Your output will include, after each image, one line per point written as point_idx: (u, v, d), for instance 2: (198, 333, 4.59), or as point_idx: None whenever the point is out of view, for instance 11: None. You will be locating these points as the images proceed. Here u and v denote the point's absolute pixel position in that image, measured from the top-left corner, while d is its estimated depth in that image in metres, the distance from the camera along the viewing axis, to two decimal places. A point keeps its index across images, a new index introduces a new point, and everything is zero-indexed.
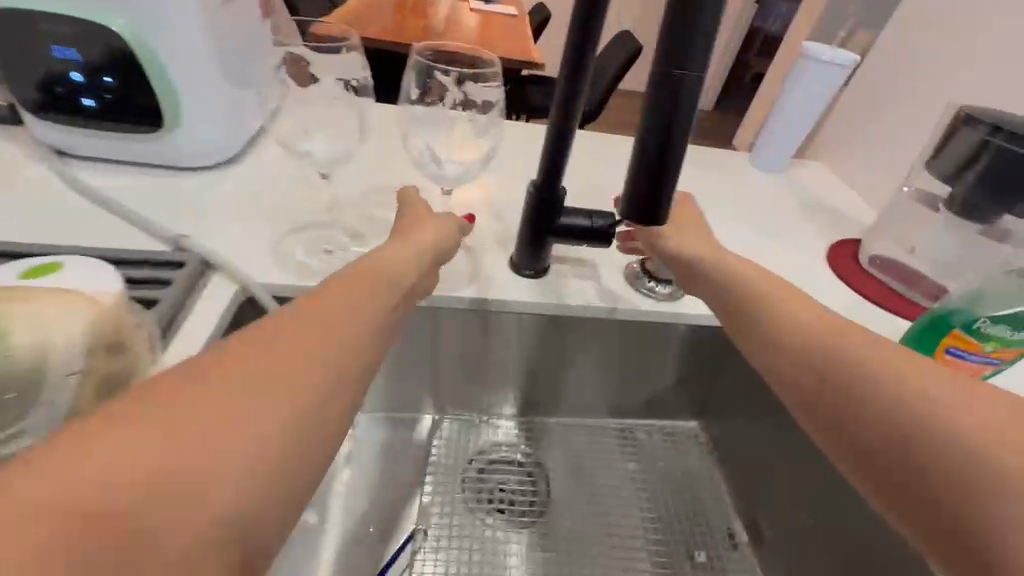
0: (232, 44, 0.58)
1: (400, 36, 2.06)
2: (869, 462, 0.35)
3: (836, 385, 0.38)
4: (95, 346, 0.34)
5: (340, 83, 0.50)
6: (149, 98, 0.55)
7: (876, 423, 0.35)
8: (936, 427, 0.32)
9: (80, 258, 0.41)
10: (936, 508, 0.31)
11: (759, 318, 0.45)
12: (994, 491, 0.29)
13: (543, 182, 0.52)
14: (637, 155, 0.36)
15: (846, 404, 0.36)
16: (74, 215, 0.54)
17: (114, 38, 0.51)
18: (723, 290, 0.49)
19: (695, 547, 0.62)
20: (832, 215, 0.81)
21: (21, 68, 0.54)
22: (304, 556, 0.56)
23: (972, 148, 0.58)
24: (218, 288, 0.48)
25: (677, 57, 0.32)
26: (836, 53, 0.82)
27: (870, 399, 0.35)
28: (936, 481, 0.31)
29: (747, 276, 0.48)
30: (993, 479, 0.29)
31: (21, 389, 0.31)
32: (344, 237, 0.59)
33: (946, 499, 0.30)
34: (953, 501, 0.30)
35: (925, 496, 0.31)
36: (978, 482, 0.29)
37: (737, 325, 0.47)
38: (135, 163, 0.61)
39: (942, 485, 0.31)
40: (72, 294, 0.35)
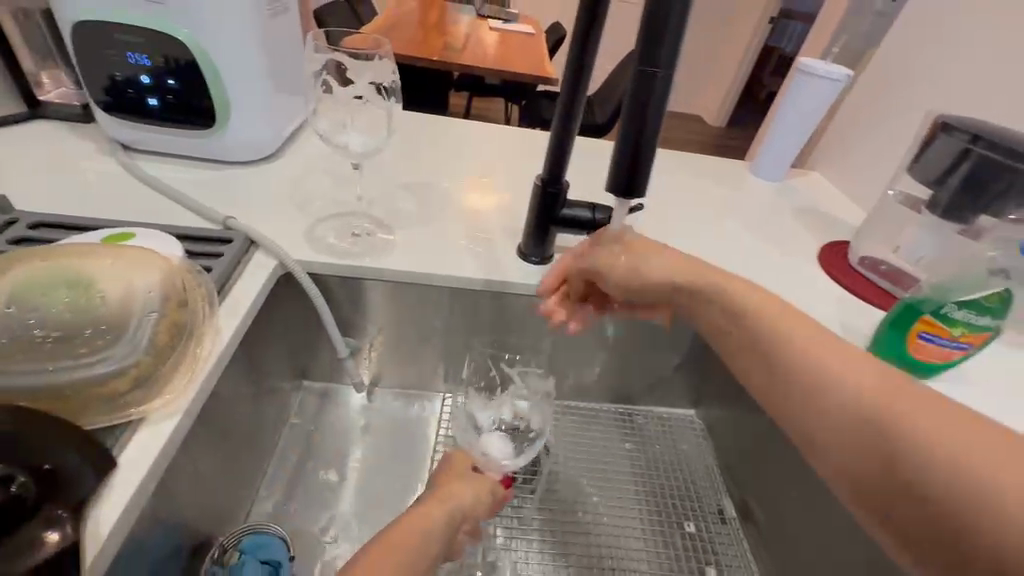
0: (278, 54, 0.66)
1: (421, 52, 2.18)
2: (861, 462, 0.33)
3: (766, 368, 0.40)
4: (167, 296, 0.41)
5: (374, 87, 0.58)
6: (202, 98, 0.63)
7: (811, 408, 0.36)
8: (833, 402, 0.35)
9: (150, 230, 0.48)
10: (883, 482, 0.31)
11: (714, 307, 0.45)
12: (921, 456, 0.30)
13: (549, 175, 0.58)
14: (615, 151, 0.38)
15: (816, 402, 0.36)
16: (137, 199, 0.61)
17: (175, 46, 0.59)
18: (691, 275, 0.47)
19: (685, 521, 0.67)
20: (822, 220, 0.86)
21: (95, 72, 0.63)
22: (323, 512, 0.62)
23: (955, 154, 0.61)
24: (262, 262, 0.54)
25: (647, 57, 0.35)
26: (830, 68, 0.87)
27: (818, 384, 0.36)
28: (868, 453, 0.32)
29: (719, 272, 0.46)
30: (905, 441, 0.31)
31: (112, 324, 0.38)
32: (369, 224, 0.65)
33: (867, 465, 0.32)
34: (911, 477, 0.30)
35: (879, 474, 0.32)
36: (890, 446, 0.31)
37: (715, 313, 0.45)
38: (188, 157, 0.69)
39: (876, 459, 0.32)
40: (151, 257, 0.43)
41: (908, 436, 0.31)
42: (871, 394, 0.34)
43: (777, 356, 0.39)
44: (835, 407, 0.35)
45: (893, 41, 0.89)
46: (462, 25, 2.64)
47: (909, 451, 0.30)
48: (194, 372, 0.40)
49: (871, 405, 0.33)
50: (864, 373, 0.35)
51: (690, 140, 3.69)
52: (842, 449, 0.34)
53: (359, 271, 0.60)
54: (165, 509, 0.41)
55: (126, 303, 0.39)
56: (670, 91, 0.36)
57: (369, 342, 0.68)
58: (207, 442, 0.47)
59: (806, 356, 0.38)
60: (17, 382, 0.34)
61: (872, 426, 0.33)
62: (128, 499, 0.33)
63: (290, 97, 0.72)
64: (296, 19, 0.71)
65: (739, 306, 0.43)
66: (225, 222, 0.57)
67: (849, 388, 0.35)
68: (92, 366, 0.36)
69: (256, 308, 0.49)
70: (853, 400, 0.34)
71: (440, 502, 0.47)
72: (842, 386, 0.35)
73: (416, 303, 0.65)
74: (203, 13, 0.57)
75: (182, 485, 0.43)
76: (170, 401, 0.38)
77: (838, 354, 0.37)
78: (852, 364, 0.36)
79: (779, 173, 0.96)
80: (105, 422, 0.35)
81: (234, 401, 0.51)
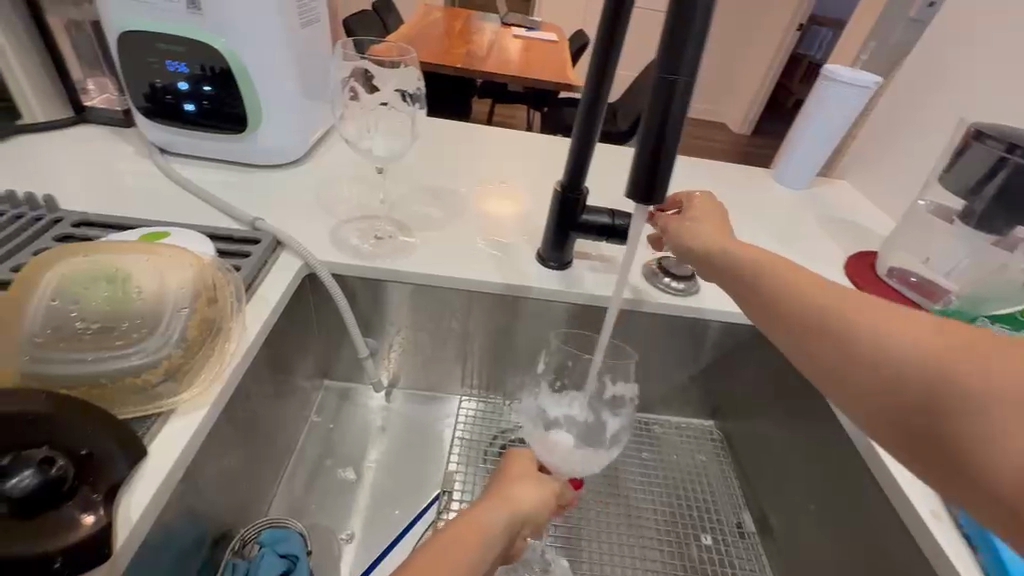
0: (308, 62, 0.68)
1: (446, 60, 2.21)
2: (901, 415, 0.32)
3: (801, 328, 0.38)
4: (199, 292, 0.42)
5: (399, 95, 0.60)
6: (235, 104, 0.66)
7: (850, 359, 0.35)
8: (877, 354, 0.33)
9: (183, 229, 0.50)
10: (929, 436, 0.30)
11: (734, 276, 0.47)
12: (969, 406, 0.28)
13: (569, 181, 0.58)
14: (637, 153, 0.38)
15: (852, 358, 0.35)
16: (172, 199, 0.64)
17: (212, 54, 0.62)
18: (731, 262, 0.48)
19: (700, 532, 0.65)
20: (848, 230, 0.83)
21: (137, 78, 0.66)
22: (339, 509, 0.63)
23: (992, 162, 0.59)
24: (289, 262, 0.56)
25: (670, 63, 0.35)
26: (860, 75, 0.85)
27: (854, 338, 0.35)
28: (911, 406, 0.31)
29: (755, 254, 0.46)
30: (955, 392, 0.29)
31: (146, 318, 0.39)
32: (392, 227, 0.67)
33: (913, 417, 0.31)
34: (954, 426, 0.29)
35: (924, 426, 0.31)
36: (939, 398, 0.30)
37: (744, 290, 0.45)
38: (220, 160, 0.72)
39: (921, 410, 0.31)
40: (184, 253, 0.45)
41: (958, 385, 0.29)
42: (920, 344, 0.32)
43: (813, 317, 0.38)
44: (878, 359, 0.33)
45: (924, 49, 0.87)
46: (486, 33, 2.68)
47: (957, 400, 0.29)
48: (220, 366, 0.42)
49: (921, 354, 0.31)
50: (912, 326, 0.33)
51: (714, 148, 3.64)
52: (881, 399, 0.33)
53: (380, 273, 0.61)
54: (191, 498, 0.43)
55: (161, 299, 0.41)
56: (691, 98, 0.36)
57: (388, 342, 0.70)
58: (232, 434, 0.48)
59: (842, 315, 0.36)
60: (60, 371, 0.36)
61: (918, 376, 0.31)
62: (157, 486, 0.35)
63: (318, 104, 0.74)
64: (326, 29, 0.73)
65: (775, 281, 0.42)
66: (254, 223, 0.59)
67: (894, 340, 0.33)
68: (128, 357, 0.37)
69: (282, 306, 0.51)
70: (900, 352, 0.32)
71: (497, 507, 0.44)
72: (887, 338, 0.33)
73: (435, 307, 0.65)
74: (239, 21, 0.60)
75: (207, 476, 0.45)
76: (196, 394, 0.39)
77: (882, 309, 0.35)
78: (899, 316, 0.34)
79: (805, 181, 0.94)
80: (135, 412, 0.37)
81: (258, 395, 0.53)
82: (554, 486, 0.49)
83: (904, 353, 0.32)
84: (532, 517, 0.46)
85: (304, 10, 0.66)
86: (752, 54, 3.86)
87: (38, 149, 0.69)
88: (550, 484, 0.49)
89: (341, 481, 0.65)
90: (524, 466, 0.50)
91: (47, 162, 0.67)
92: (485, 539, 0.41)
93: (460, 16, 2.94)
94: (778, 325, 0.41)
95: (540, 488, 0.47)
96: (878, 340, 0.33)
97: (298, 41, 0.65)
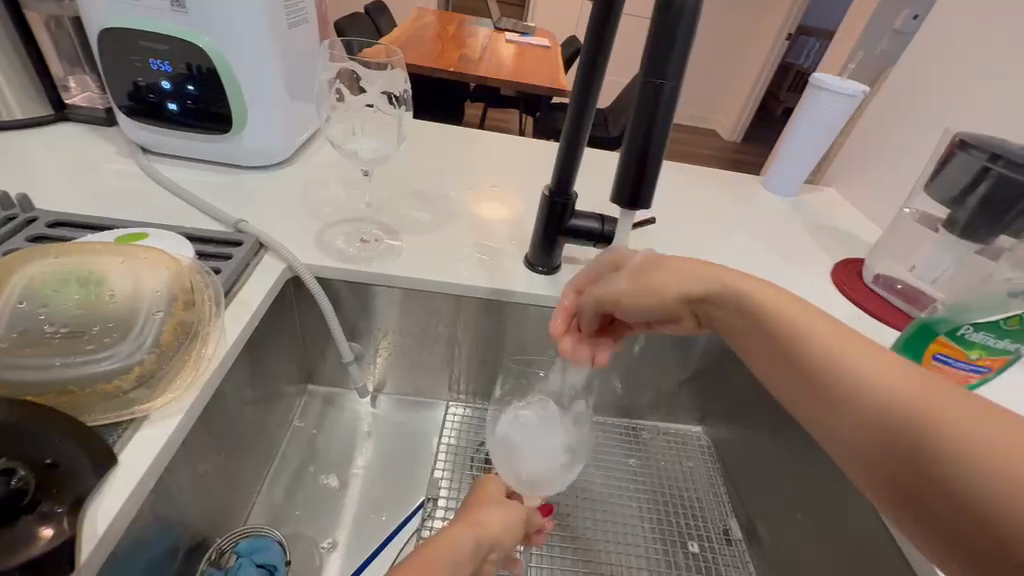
0: (295, 62, 0.67)
1: (438, 63, 2.21)
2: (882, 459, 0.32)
3: (786, 367, 0.39)
4: (176, 295, 0.41)
5: (386, 98, 0.59)
6: (219, 104, 0.64)
7: (829, 400, 0.35)
8: (854, 396, 0.34)
9: (162, 231, 0.49)
10: (910, 480, 0.30)
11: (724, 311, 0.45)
12: (951, 452, 0.28)
13: (557, 185, 0.58)
14: (623, 157, 0.37)
15: (834, 398, 0.35)
16: (153, 199, 0.62)
17: (196, 53, 0.61)
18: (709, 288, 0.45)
19: (687, 539, 0.65)
20: (835, 237, 0.84)
21: (119, 76, 0.64)
22: (322, 517, 0.61)
23: (975, 172, 0.60)
24: (271, 265, 0.55)
25: (657, 69, 0.34)
26: (848, 84, 0.86)
27: (832, 376, 0.35)
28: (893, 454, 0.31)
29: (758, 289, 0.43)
30: (935, 441, 0.29)
31: (120, 321, 0.38)
32: (378, 230, 0.66)
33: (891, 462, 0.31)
34: (939, 471, 0.28)
35: (903, 469, 0.31)
36: (920, 439, 0.30)
37: (723, 321, 0.45)
38: (204, 160, 0.71)
39: (899, 454, 0.31)
40: (161, 254, 0.44)
41: (939, 432, 0.29)
42: (896, 386, 0.32)
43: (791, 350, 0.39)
44: (854, 397, 0.34)
45: (910, 60, 0.88)
46: (479, 37, 2.68)
47: (938, 449, 0.29)
48: (196, 371, 0.40)
49: (896, 396, 0.32)
50: (889, 368, 0.33)
51: (705, 154, 3.67)
52: (853, 436, 0.34)
53: (365, 276, 0.60)
54: (164, 507, 0.41)
55: (135, 303, 0.40)
56: (677, 104, 0.36)
57: (373, 347, 0.69)
58: (209, 441, 0.47)
59: (822, 350, 0.37)
60: (25, 375, 0.34)
61: (904, 421, 0.31)
62: (125, 499, 0.33)
63: (305, 105, 0.73)
64: (314, 29, 0.72)
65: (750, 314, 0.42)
66: (237, 225, 0.58)
67: (872, 381, 0.33)
68: (98, 363, 0.36)
69: (263, 309, 0.50)
70: (880, 395, 0.33)
71: (470, 524, 0.44)
72: (867, 379, 0.34)
73: (422, 311, 0.65)
74: (223, 20, 0.59)
75: (182, 485, 0.44)
76: (169, 401, 0.38)
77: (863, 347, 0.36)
78: (879, 359, 0.34)
79: (793, 188, 0.95)
80: (105, 420, 0.36)
81: (237, 401, 0.52)
82: (520, 509, 0.49)
83: (881, 397, 0.32)
84: (503, 534, 0.46)
85: (291, 10, 0.65)
86: (742, 63, 3.91)
87: (16, 147, 0.68)
88: (517, 508, 0.49)
89: (325, 488, 0.64)
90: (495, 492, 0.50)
91: (25, 160, 0.66)
92: (460, 551, 0.41)
93: (454, 20, 2.94)
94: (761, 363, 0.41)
95: (507, 510, 0.48)
96: (857, 381, 0.34)
97: (284, 41, 0.64)
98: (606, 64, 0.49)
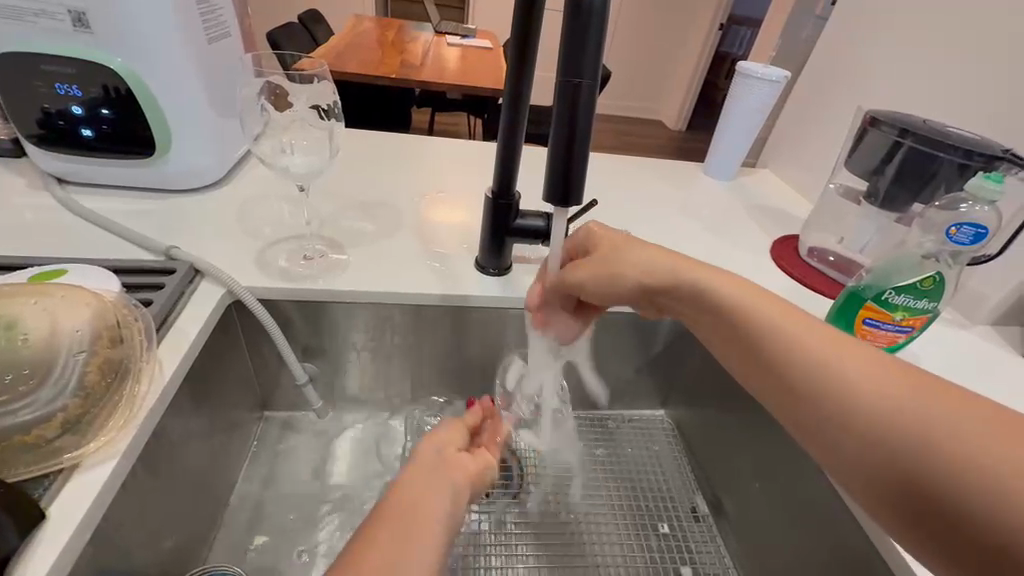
0: (217, 77, 0.65)
1: (380, 70, 2.18)
2: (888, 484, 0.31)
3: (789, 385, 0.37)
4: (99, 333, 0.38)
5: (316, 110, 0.59)
6: (139, 127, 0.61)
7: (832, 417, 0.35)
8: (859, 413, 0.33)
9: (84, 265, 0.47)
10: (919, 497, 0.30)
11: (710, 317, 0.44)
12: (955, 476, 0.28)
13: (499, 187, 0.58)
14: (551, 156, 0.38)
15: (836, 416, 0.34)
16: (74, 232, 0.59)
17: (108, 74, 0.57)
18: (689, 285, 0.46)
19: (658, 521, 0.67)
20: (774, 216, 0.88)
21: (23, 105, 0.60)
22: (289, 545, 0.59)
23: (887, 146, 0.65)
24: (208, 291, 0.53)
25: (571, 69, 0.35)
26: (770, 70, 0.90)
27: (836, 388, 0.35)
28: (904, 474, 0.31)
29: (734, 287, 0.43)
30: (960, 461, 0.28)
31: (36, 367, 0.35)
32: (323, 246, 0.64)
33: (898, 490, 0.31)
34: (941, 488, 0.29)
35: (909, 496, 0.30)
36: (941, 454, 0.29)
37: (719, 332, 0.44)
38: (129, 186, 0.67)
39: (907, 480, 0.31)
40: (81, 292, 0.40)
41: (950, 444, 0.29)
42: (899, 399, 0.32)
43: (787, 365, 0.38)
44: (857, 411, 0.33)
45: (825, 44, 0.94)
46: (420, 42, 2.66)
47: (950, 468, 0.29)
48: (130, 410, 0.39)
49: (904, 411, 0.32)
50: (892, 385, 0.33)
51: (651, 145, 3.77)
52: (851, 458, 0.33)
53: (311, 294, 0.58)
54: (107, 557, 0.39)
55: (51, 347, 0.36)
56: (595, 102, 0.37)
57: (330, 365, 0.67)
58: (154, 482, 0.45)
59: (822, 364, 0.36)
60: None
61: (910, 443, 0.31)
62: (56, 555, 0.31)
63: (234, 122, 0.71)
64: (237, 43, 0.70)
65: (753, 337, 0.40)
66: (168, 252, 0.55)
67: (877, 394, 0.33)
68: (14, 415, 0.33)
69: (201, 337, 0.48)
70: (887, 416, 0.32)
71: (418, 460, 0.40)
72: (865, 396, 0.33)
73: (376, 325, 0.63)
74: (132, 38, 0.55)
75: (126, 531, 0.41)
76: (104, 444, 0.37)
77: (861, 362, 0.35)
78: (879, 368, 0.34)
79: (731, 172, 0.99)
80: (29, 473, 0.34)
81: (183, 437, 0.49)
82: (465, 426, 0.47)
83: (883, 420, 0.32)
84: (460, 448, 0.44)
85: (210, 23, 0.62)
86: (679, 52, 4.04)
87: None
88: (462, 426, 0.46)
89: (290, 513, 0.62)
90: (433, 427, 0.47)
91: None
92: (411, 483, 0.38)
93: (393, 25, 2.90)
94: (762, 385, 0.40)
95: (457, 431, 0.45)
96: (857, 396, 0.34)
97: (204, 57, 0.61)
98: (534, 65, 0.49)
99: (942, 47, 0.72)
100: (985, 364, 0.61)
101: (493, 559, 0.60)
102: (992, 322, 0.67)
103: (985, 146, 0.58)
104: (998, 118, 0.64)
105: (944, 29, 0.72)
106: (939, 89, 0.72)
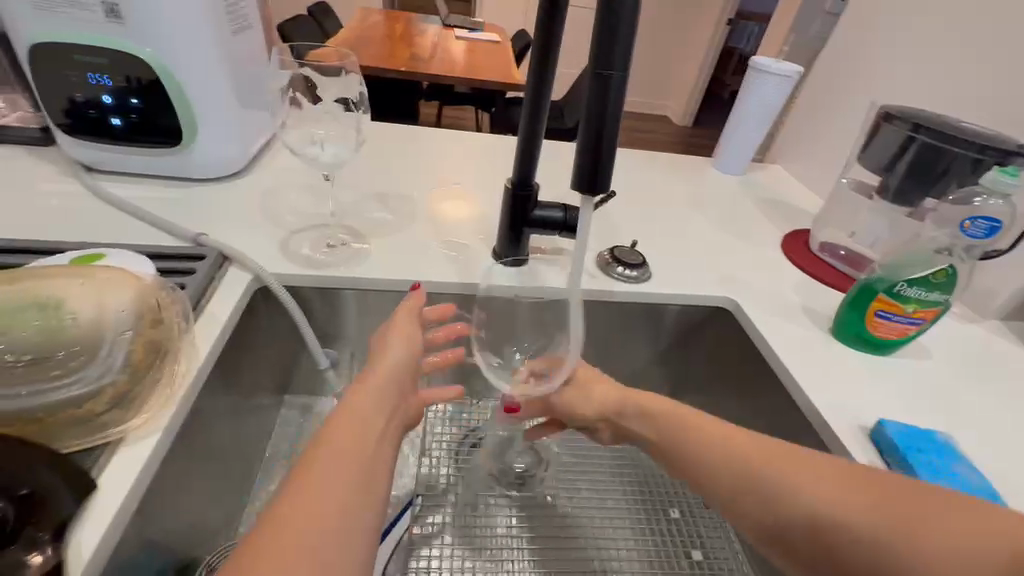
0: (242, 69, 0.66)
1: (390, 63, 2.18)
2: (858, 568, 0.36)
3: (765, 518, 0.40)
4: (141, 314, 0.41)
5: (339, 102, 0.60)
6: (166, 117, 0.63)
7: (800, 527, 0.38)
8: (797, 504, 0.38)
9: (120, 250, 0.48)
10: None
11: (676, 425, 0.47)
12: (919, 547, 0.34)
13: (519, 177, 0.59)
14: (580, 145, 0.40)
15: (814, 530, 0.38)
16: (103, 218, 0.60)
17: (138, 66, 0.59)
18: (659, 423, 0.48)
19: (667, 507, 0.68)
20: (785, 210, 0.89)
21: (56, 94, 0.62)
22: None
23: (901, 140, 0.65)
24: (238, 276, 0.54)
25: (601, 61, 0.37)
26: (784, 64, 0.91)
27: (801, 505, 0.38)
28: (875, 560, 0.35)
29: (700, 417, 0.47)
30: (884, 553, 0.35)
31: (85, 345, 0.37)
32: (345, 235, 0.66)
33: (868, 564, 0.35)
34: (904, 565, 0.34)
35: None
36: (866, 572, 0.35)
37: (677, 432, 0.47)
38: (154, 174, 0.69)
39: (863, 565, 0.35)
40: (121, 275, 0.42)
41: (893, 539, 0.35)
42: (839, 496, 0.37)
43: (760, 478, 0.41)
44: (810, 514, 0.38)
45: (837, 40, 0.94)
46: (428, 35, 2.66)
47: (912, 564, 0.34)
48: (170, 390, 0.40)
49: (862, 517, 0.36)
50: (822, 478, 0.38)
51: (659, 141, 3.77)
52: (773, 521, 0.39)
53: (335, 280, 0.60)
54: (151, 529, 0.40)
55: (98, 325, 0.39)
56: (623, 94, 0.38)
57: (349, 352, 0.69)
58: (190, 459, 0.46)
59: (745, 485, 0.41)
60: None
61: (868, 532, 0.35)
62: (109, 522, 0.33)
63: (257, 114, 0.72)
64: (261, 34, 0.71)
65: (749, 474, 0.41)
66: (197, 239, 0.57)
67: (825, 497, 0.38)
68: (65, 388, 0.35)
69: (233, 324, 0.50)
70: (839, 512, 0.37)
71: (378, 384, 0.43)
72: (814, 499, 0.38)
73: (395, 313, 0.64)
74: (163, 29, 0.57)
75: (166, 502, 0.43)
76: (146, 420, 0.38)
77: (802, 460, 0.40)
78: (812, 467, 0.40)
79: (743, 167, 0.99)
80: (79, 446, 0.35)
81: (214, 418, 0.51)
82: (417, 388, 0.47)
83: (834, 515, 0.37)
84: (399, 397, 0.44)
85: (235, 16, 0.63)
86: (687, 45, 4.02)
87: None
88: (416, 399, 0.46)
89: None
90: (407, 320, 0.49)
91: None
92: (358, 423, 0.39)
93: (400, 18, 2.91)
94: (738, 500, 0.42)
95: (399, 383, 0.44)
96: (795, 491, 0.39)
97: (230, 49, 0.63)
98: (557, 60, 0.50)
99: (955, 44, 0.72)
100: (994, 359, 0.62)
101: (507, 552, 0.61)
102: (1000, 317, 0.68)
103: (1001, 142, 0.59)
104: (1017, 114, 0.64)
105: (957, 28, 0.72)
106: (956, 86, 0.72)
